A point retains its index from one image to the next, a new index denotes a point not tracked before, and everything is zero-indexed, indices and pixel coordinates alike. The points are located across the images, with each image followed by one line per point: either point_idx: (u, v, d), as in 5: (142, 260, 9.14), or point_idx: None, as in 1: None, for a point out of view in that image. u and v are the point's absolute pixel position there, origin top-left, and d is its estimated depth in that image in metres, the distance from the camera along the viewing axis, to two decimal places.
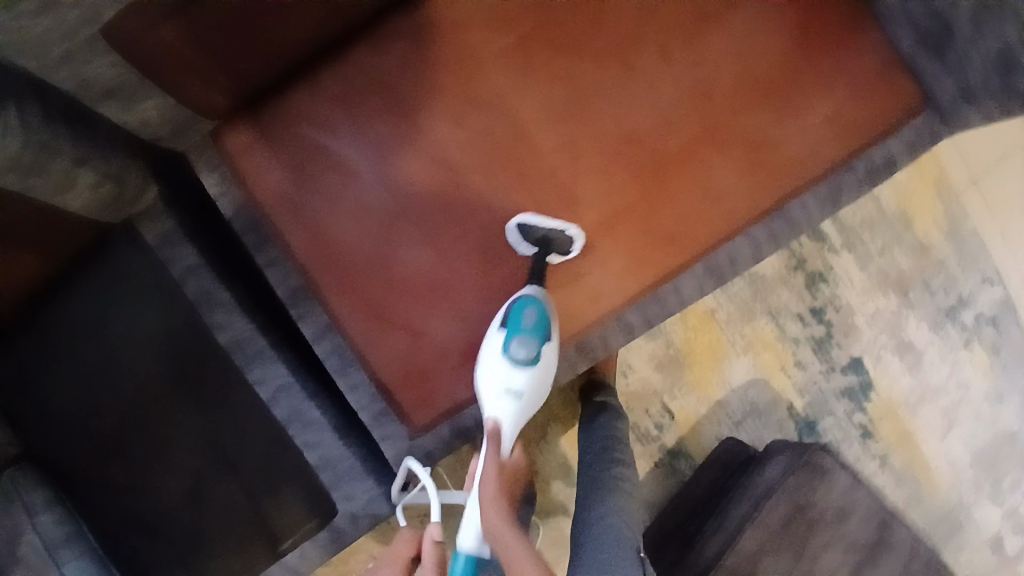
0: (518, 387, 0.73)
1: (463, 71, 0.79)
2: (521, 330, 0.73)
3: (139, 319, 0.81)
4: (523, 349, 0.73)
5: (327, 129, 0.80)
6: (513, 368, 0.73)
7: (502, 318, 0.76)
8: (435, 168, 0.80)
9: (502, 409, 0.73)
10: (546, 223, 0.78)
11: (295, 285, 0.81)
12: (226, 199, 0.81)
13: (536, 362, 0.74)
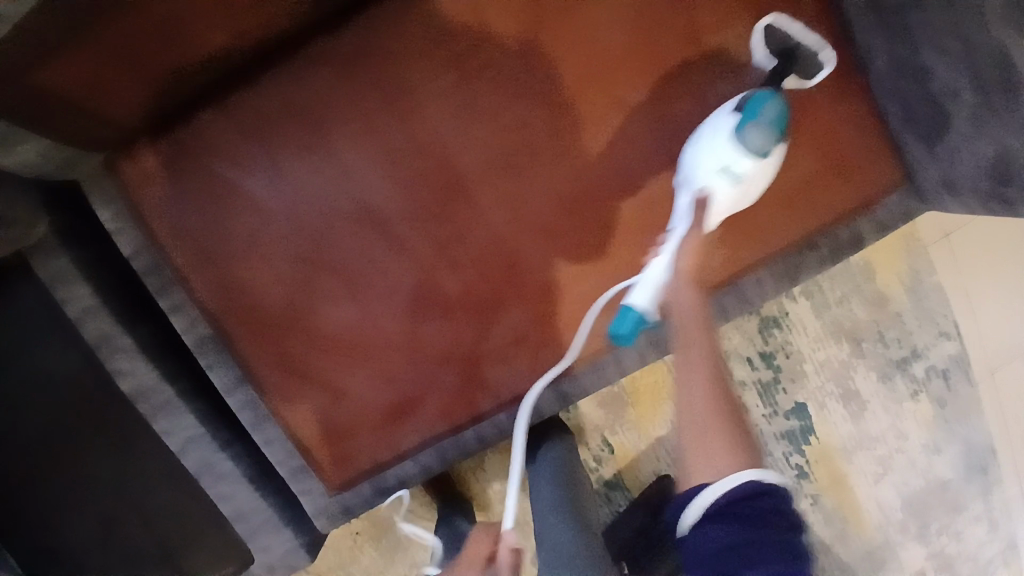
0: (738, 177, 0.64)
1: (398, 110, 0.71)
2: (760, 120, 0.63)
3: (36, 361, 0.74)
4: (762, 143, 0.63)
5: (240, 167, 0.71)
6: (738, 139, 0.63)
7: (739, 102, 0.65)
8: (361, 217, 0.72)
9: (729, 151, 0.64)
10: (797, 32, 0.69)
11: (205, 333, 0.74)
12: (124, 236, 0.72)
13: (761, 162, 0.64)
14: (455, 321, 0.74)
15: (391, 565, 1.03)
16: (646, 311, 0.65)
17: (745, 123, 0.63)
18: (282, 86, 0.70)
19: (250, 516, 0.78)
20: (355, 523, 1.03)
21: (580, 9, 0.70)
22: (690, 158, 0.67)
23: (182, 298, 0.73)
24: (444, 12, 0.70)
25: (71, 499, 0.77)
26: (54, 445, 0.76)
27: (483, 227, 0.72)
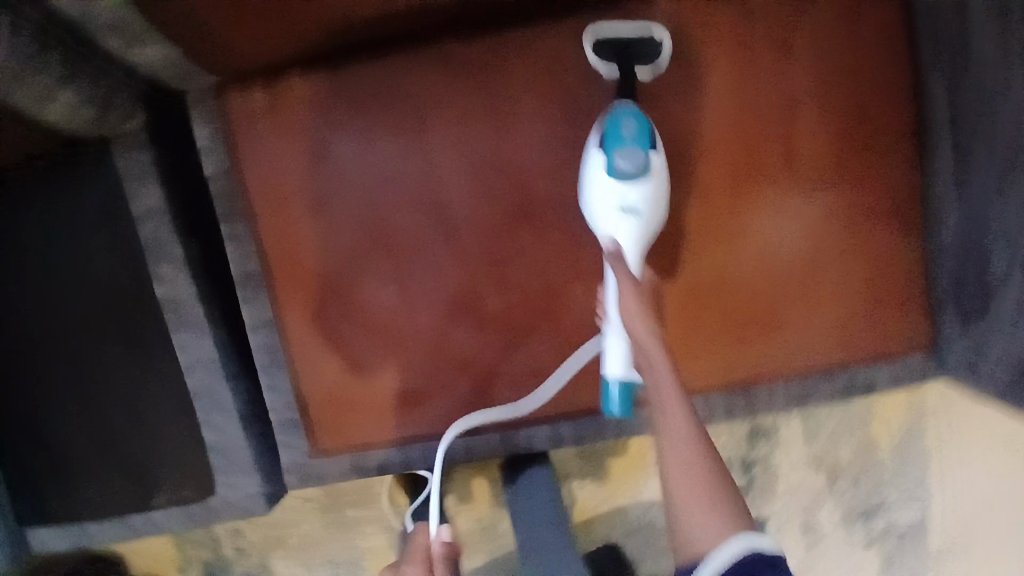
0: (633, 204, 0.67)
1: (497, 129, 0.75)
2: (617, 136, 0.67)
3: (77, 241, 0.75)
4: (624, 163, 0.67)
5: (339, 130, 0.75)
6: (621, 179, 0.67)
7: (598, 137, 0.70)
8: (431, 211, 0.76)
9: (603, 180, 0.68)
10: (624, 30, 0.72)
11: (252, 269, 0.77)
12: (212, 157, 0.76)
13: (644, 180, 0.67)
14: (484, 334, 0.77)
15: (331, 541, 1.04)
16: (629, 377, 0.68)
17: (606, 176, 0.68)
18: (399, 71, 0.75)
19: (225, 453, 0.80)
20: (310, 490, 1.02)
21: (689, 94, 0.74)
22: (596, 202, 0.68)
23: (241, 229, 0.77)
24: (565, 56, 0.74)
25: (61, 377, 0.78)
26: (66, 322, 0.76)
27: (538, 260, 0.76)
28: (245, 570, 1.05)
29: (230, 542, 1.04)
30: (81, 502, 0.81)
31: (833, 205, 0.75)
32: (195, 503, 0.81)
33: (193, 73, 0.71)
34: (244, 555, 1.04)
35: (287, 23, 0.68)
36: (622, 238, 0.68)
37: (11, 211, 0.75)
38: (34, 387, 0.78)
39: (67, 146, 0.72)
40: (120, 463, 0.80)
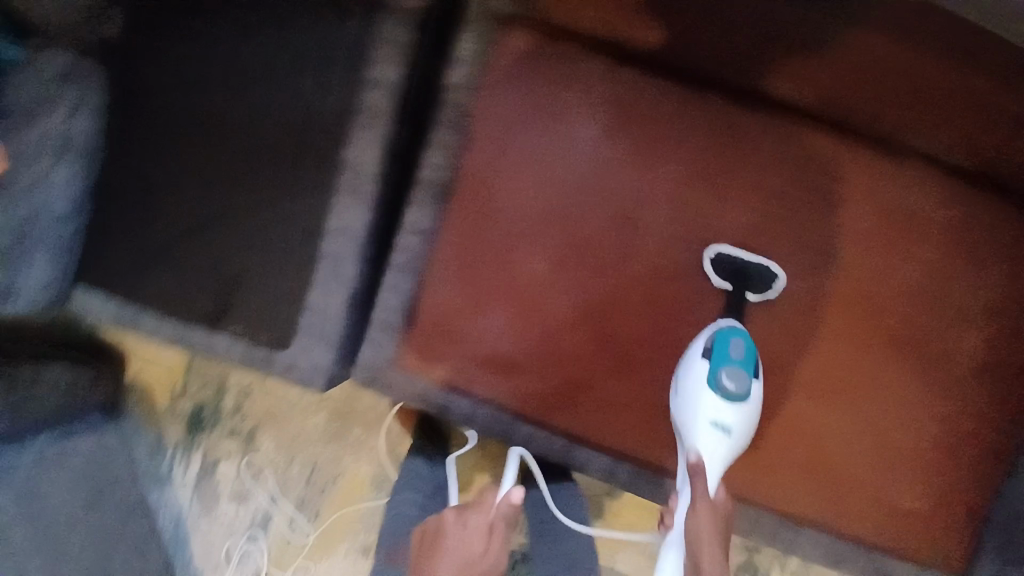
0: (728, 425, 0.72)
1: (715, 187, 0.78)
2: (726, 356, 0.73)
3: (307, 67, 0.77)
4: (731, 384, 0.72)
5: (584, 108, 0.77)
6: (727, 399, 0.72)
7: (705, 348, 0.75)
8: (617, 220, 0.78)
9: (707, 397, 0.73)
10: (745, 257, 0.78)
11: (438, 179, 0.79)
12: (465, 66, 0.77)
13: (743, 404, 0.73)
14: (602, 347, 0.80)
15: (321, 446, 1.03)
16: None
17: (711, 391, 0.73)
18: (666, 92, 0.77)
19: (316, 319, 0.80)
20: (333, 391, 1.03)
21: (886, 256, 0.79)
22: (688, 420, 0.74)
23: (451, 141, 0.78)
24: (812, 164, 0.78)
25: (218, 172, 0.79)
26: (252, 129, 0.78)
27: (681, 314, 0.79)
28: (228, 428, 1.04)
29: (232, 395, 1.03)
30: (161, 289, 0.82)
31: (933, 396, 0.81)
32: (259, 347, 0.81)
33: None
34: (236, 415, 1.04)
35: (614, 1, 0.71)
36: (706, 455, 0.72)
37: (267, 10, 0.77)
38: (189, 167, 0.80)
39: None
40: (216, 274, 0.80)
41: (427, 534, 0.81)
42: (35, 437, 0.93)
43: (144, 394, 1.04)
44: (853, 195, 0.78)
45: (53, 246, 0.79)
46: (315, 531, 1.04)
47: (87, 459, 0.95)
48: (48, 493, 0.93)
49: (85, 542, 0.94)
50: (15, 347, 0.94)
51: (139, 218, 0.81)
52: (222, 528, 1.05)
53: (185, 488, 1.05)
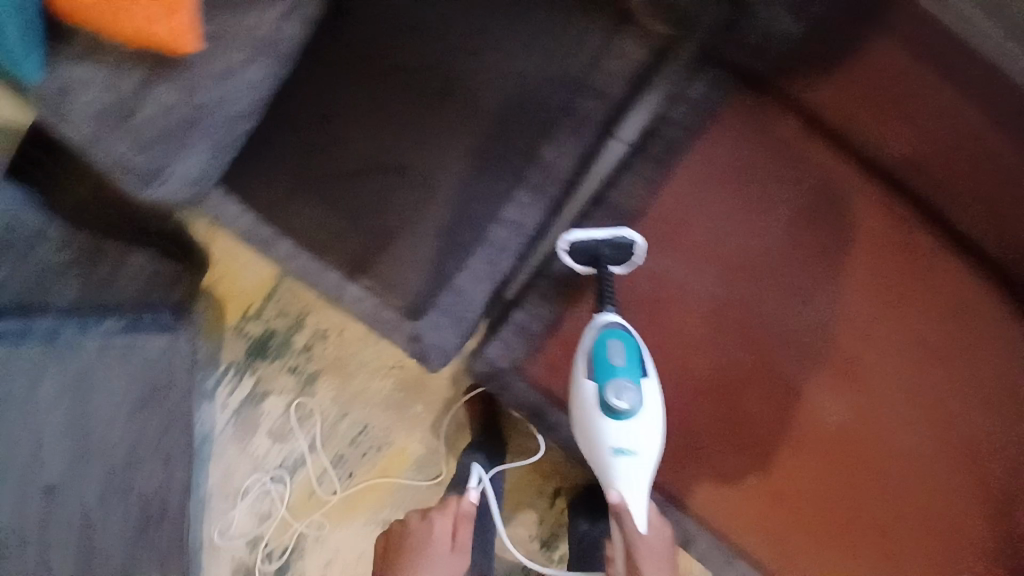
0: (627, 446, 0.71)
1: (877, 301, 0.79)
2: (604, 371, 0.72)
3: (534, 52, 0.73)
4: (619, 401, 0.70)
5: (792, 191, 0.80)
6: (618, 420, 0.71)
7: (588, 367, 0.74)
8: (785, 303, 0.80)
9: (597, 433, 0.72)
10: (597, 233, 0.75)
11: (626, 204, 0.80)
12: (695, 111, 0.81)
13: (637, 406, 0.71)
14: (730, 418, 0.79)
15: (379, 412, 1.00)
16: None
17: (607, 416, 0.71)
18: (871, 201, 0.79)
19: (455, 299, 0.78)
20: (408, 361, 0.99)
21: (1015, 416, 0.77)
22: (593, 450, 0.73)
23: (651, 173, 0.77)
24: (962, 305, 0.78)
25: (409, 123, 0.76)
26: (463, 90, 0.75)
27: (815, 415, 0.79)
28: (290, 364, 1.00)
29: (305, 334, 1.00)
30: (306, 216, 0.78)
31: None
32: (389, 307, 0.77)
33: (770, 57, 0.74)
34: (303, 355, 1.00)
35: (865, 100, 0.70)
36: (618, 481, 0.72)
37: None
38: (381, 108, 0.77)
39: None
40: (369, 222, 0.77)
41: (393, 542, 0.82)
42: (105, 320, 0.85)
43: (214, 303, 1.00)
44: (987, 339, 0.77)
45: (215, 139, 0.73)
46: (342, 490, 1.01)
47: (151, 361, 0.89)
48: (103, 386, 0.85)
49: (121, 441, 0.88)
50: (98, 226, 0.92)
51: (310, 142, 0.78)
52: (250, 459, 1.02)
53: (226, 409, 1.01)
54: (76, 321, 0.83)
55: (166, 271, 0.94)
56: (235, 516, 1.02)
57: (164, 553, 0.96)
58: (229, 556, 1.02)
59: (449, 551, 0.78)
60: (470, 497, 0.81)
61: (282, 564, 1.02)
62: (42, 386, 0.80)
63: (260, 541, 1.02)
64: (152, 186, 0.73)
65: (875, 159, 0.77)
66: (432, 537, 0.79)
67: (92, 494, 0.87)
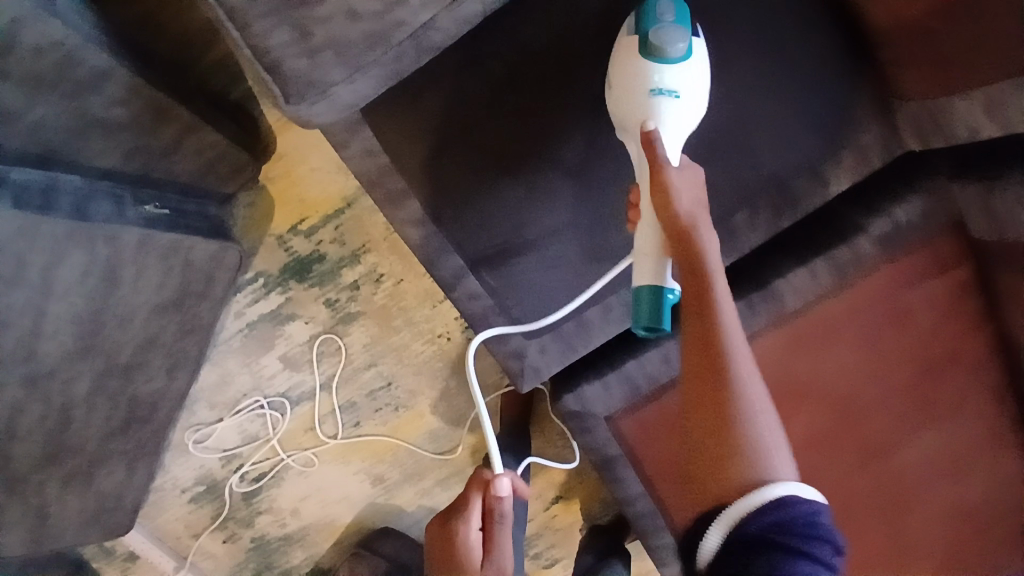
0: (675, 89, 0.54)
1: (945, 474, 0.76)
2: (654, 21, 0.54)
3: (766, 120, 0.66)
4: (669, 45, 0.53)
5: (934, 338, 0.73)
6: (667, 62, 0.54)
7: (629, 25, 0.56)
8: (875, 450, 0.76)
9: (637, 70, 0.54)
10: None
11: (783, 299, 0.72)
12: (886, 230, 0.70)
13: (687, 57, 0.54)
14: None
15: (409, 373, 0.93)
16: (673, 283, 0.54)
17: (648, 60, 0.54)
18: (986, 372, 0.74)
19: (574, 329, 0.72)
20: (459, 335, 0.92)
21: None
22: (625, 79, 0.55)
23: (825, 281, 0.71)
24: (1011, 505, 0.77)
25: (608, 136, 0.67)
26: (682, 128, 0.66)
27: (857, 564, 0.78)
28: (329, 296, 0.90)
29: (358, 272, 0.90)
30: (449, 187, 0.67)
31: None
32: (504, 316, 0.70)
33: (991, 220, 0.67)
34: (347, 292, 0.90)
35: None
36: (660, 119, 0.54)
37: (775, 32, 0.64)
38: (587, 106, 0.66)
39: (876, 95, 0.68)
40: (522, 222, 0.68)
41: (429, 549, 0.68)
42: (144, 204, 0.73)
43: (263, 205, 0.89)
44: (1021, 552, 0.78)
45: (387, 72, 0.59)
46: (342, 438, 0.95)
47: (190, 264, 0.78)
48: (130, 278, 0.72)
49: (131, 337, 0.76)
50: (180, 81, 0.76)
51: (486, 109, 0.65)
52: (251, 377, 0.93)
53: (240, 319, 0.91)
54: (111, 195, 0.70)
55: (230, 157, 0.81)
56: (218, 429, 0.94)
57: (132, 453, 0.87)
58: (199, 465, 0.95)
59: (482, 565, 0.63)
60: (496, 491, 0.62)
61: (254, 489, 0.96)
62: (63, 268, 0.65)
63: (237, 460, 0.95)
64: (304, 100, 0.56)
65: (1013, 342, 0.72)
66: (459, 552, 0.64)
67: (82, 389, 0.74)
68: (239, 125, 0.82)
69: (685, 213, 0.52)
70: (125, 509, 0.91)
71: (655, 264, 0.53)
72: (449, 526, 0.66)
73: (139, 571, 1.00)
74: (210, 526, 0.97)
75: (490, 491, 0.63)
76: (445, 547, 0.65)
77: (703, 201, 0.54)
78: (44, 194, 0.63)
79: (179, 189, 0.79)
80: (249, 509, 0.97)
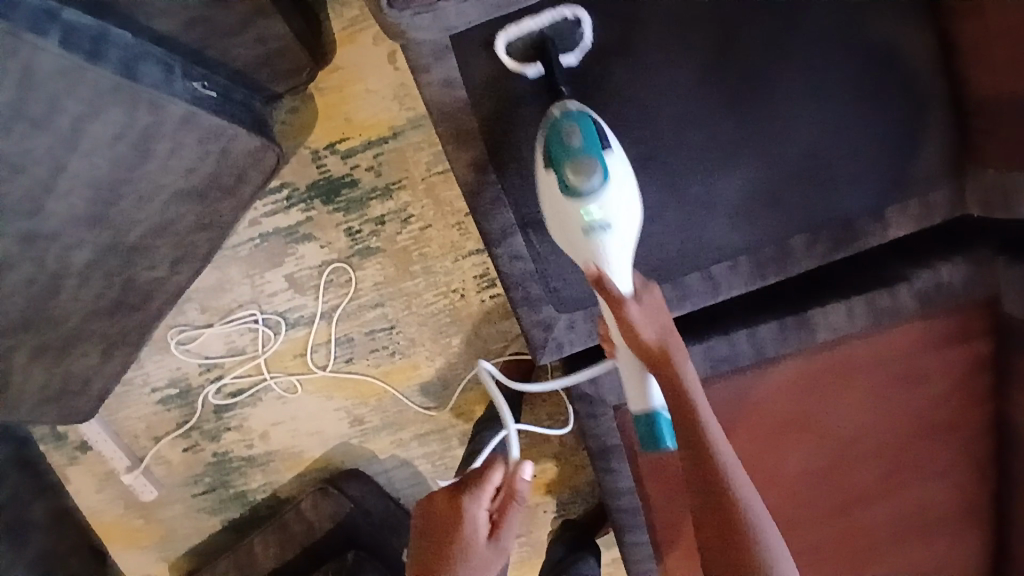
0: (606, 219, 0.57)
1: (911, 536, 0.78)
2: (565, 151, 0.57)
3: (851, 152, 0.65)
4: (590, 175, 0.56)
5: (939, 405, 0.74)
6: (596, 187, 0.57)
7: (542, 153, 0.59)
8: (853, 502, 0.76)
9: (571, 211, 0.58)
10: (536, 23, 0.61)
11: (817, 333, 0.71)
12: (933, 287, 0.70)
13: (608, 178, 0.57)
14: None
15: (414, 322, 0.90)
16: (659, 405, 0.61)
17: (564, 197, 0.58)
18: (978, 446, 0.75)
19: None
20: (474, 296, 0.90)
21: None
22: (564, 232, 0.60)
23: (857, 322, 0.71)
24: (960, 570, 0.79)
25: (698, 129, 0.64)
26: (766, 140, 0.64)
27: None
28: (351, 225, 0.87)
29: (387, 208, 0.86)
30: (522, 137, 0.64)
31: None
32: (540, 284, 0.69)
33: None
34: (371, 225, 0.87)
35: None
36: (606, 255, 0.58)
37: (877, 68, 0.64)
38: (682, 90, 0.63)
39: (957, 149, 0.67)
40: None
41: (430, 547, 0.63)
42: (192, 81, 0.68)
43: (306, 113, 0.85)
44: None
45: (499, 2, 0.55)
46: (330, 371, 0.92)
47: (227, 153, 0.73)
48: (161, 153, 0.67)
49: (144, 217, 0.72)
50: None
51: (578, 68, 0.63)
52: (250, 289, 0.89)
53: (253, 228, 0.87)
54: (162, 62, 0.65)
55: (292, 54, 0.77)
56: (205, 334, 0.91)
57: (112, 339, 0.83)
58: (175, 366, 0.92)
59: (489, 547, 0.63)
60: (523, 472, 0.63)
61: (228, 404, 0.93)
62: (95, 124, 0.60)
63: (217, 370, 0.92)
64: (408, 9, 0.53)
65: (1010, 422, 0.73)
66: (466, 532, 0.63)
67: (81, 259, 0.70)
68: (306, 27, 0.78)
69: (657, 343, 0.56)
70: (90, 394, 0.87)
71: (641, 393, 0.61)
72: (458, 499, 0.64)
73: (89, 464, 0.96)
74: (173, 432, 0.94)
75: (512, 476, 0.64)
76: (447, 523, 0.63)
77: (666, 315, 0.58)
78: (94, 41, 0.59)
79: (230, 76, 0.74)
80: (217, 421, 0.94)
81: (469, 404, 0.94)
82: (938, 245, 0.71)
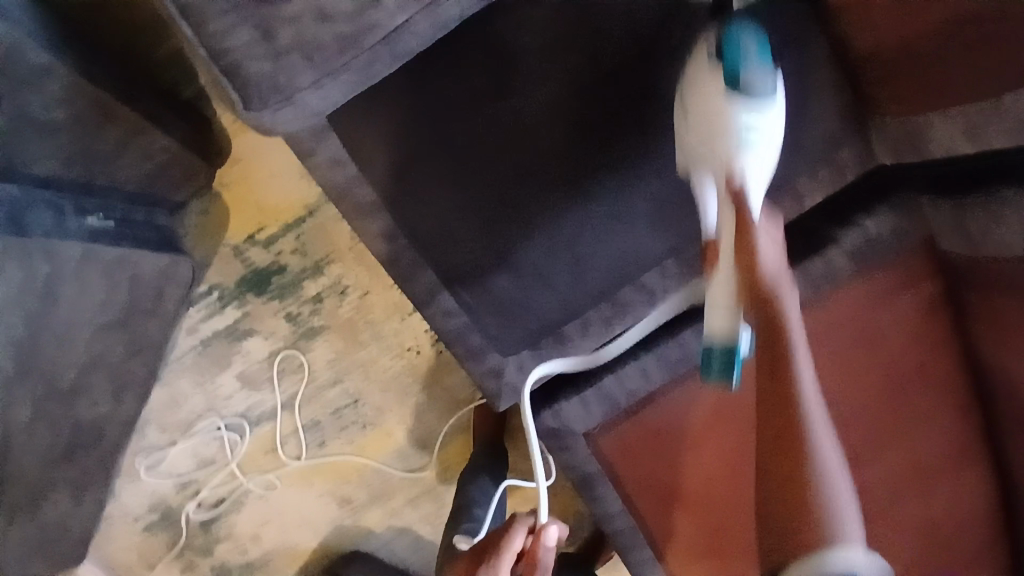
0: (761, 103, 0.55)
1: (909, 489, 0.77)
2: (742, 57, 0.53)
3: None
4: (760, 83, 0.54)
5: (901, 353, 0.73)
6: (757, 94, 0.54)
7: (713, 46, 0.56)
8: None
9: (719, 149, 0.55)
10: None
11: None
12: (870, 243, 0.69)
13: (771, 105, 0.55)
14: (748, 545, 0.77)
15: (376, 389, 0.89)
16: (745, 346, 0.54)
17: (733, 99, 0.54)
18: (950, 386, 0.75)
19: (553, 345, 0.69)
20: (429, 350, 0.89)
21: None
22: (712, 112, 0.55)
23: (803, 294, 0.70)
24: (966, 512, 0.78)
25: (589, 160, 0.63)
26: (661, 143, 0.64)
27: None
28: (289, 310, 0.86)
29: (320, 285, 0.85)
30: (420, 197, 0.63)
31: None
32: (480, 334, 0.68)
33: (964, 238, 0.67)
34: (309, 306, 0.86)
35: (987, 312, 0.69)
36: (738, 164, 0.55)
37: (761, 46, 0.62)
38: (569, 117, 0.63)
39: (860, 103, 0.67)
40: (505, 235, 0.64)
41: None
42: (87, 214, 0.67)
43: (216, 212, 0.84)
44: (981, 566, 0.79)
45: (358, 77, 0.55)
46: (305, 458, 0.90)
47: (137, 279, 0.72)
48: (71, 294, 0.65)
49: (75, 358, 0.70)
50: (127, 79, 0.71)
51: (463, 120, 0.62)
52: (206, 397, 0.88)
53: (193, 335, 0.86)
54: (52, 204, 0.64)
55: (182, 162, 0.76)
56: (172, 452, 0.89)
57: (80, 480, 0.81)
58: (151, 491, 0.90)
59: None
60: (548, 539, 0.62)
61: (213, 515, 0.91)
62: None
63: (193, 485, 0.90)
64: (267, 106, 0.53)
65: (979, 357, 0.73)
66: None
67: (21, 415, 0.68)
68: (194, 129, 0.77)
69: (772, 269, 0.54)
70: (72, 539, 0.85)
71: (728, 318, 0.54)
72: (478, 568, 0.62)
73: None
74: (165, 556, 0.92)
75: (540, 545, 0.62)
76: None
77: (783, 244, 0.58)
78: None
79: (128, 198, 0.73)
80: (207, 536, 0.92)
81: (452, 458, 0.93)
82: (867, 198, 0.70)
